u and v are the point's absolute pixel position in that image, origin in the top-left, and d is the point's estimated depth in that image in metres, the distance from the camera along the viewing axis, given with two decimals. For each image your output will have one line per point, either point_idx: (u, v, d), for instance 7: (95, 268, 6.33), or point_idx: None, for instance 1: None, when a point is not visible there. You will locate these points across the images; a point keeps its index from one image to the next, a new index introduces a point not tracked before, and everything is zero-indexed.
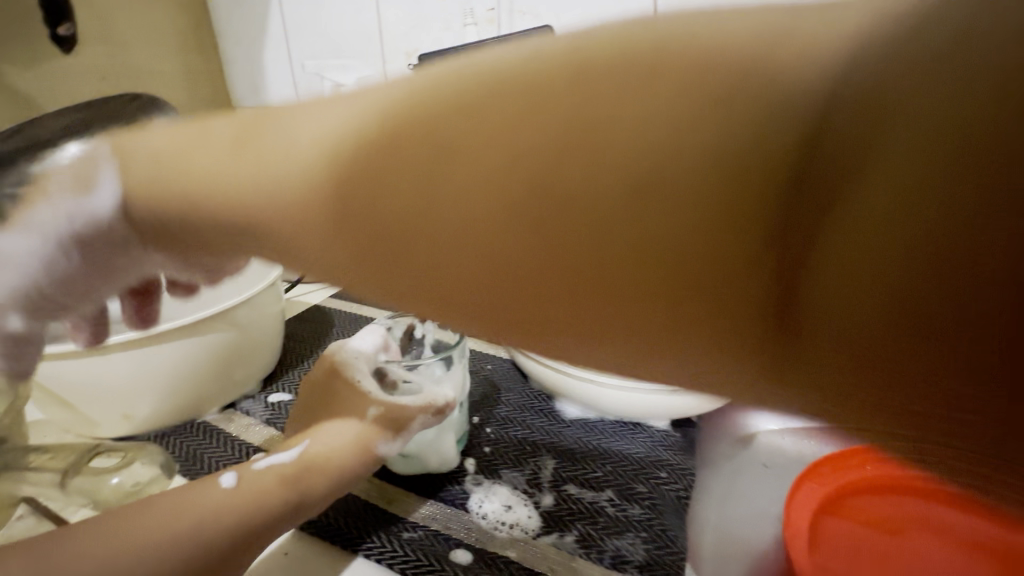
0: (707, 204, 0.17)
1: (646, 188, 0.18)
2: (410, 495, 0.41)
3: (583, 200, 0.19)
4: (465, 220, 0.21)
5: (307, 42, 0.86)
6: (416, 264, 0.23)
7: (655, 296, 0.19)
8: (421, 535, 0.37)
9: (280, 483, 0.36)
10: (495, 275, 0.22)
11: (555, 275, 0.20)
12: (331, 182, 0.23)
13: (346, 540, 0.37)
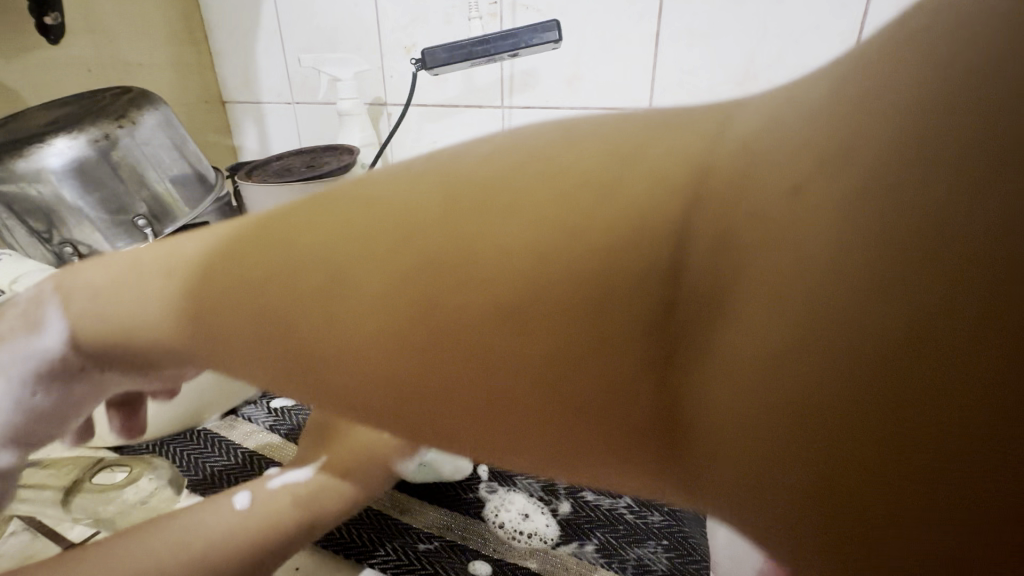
0: (585, 300, 0.18)
1: (563, 300, 0.18)
2: (423, 504, 0.41)
3: (495, 301, 0.19)
4: (367, 320, 0.21)
5: (301, 36, 0.84)
6: (326, 357, 0.22)
7: (586, 413, 0.18)
8: (437, 546, 0.37)
9: (293, 503, 0.35)
10: (410, 373, 0.21)
11: (458, 362, 0.20)
12: (242, 290, 0.23)
13: (362, 552, 0.37)
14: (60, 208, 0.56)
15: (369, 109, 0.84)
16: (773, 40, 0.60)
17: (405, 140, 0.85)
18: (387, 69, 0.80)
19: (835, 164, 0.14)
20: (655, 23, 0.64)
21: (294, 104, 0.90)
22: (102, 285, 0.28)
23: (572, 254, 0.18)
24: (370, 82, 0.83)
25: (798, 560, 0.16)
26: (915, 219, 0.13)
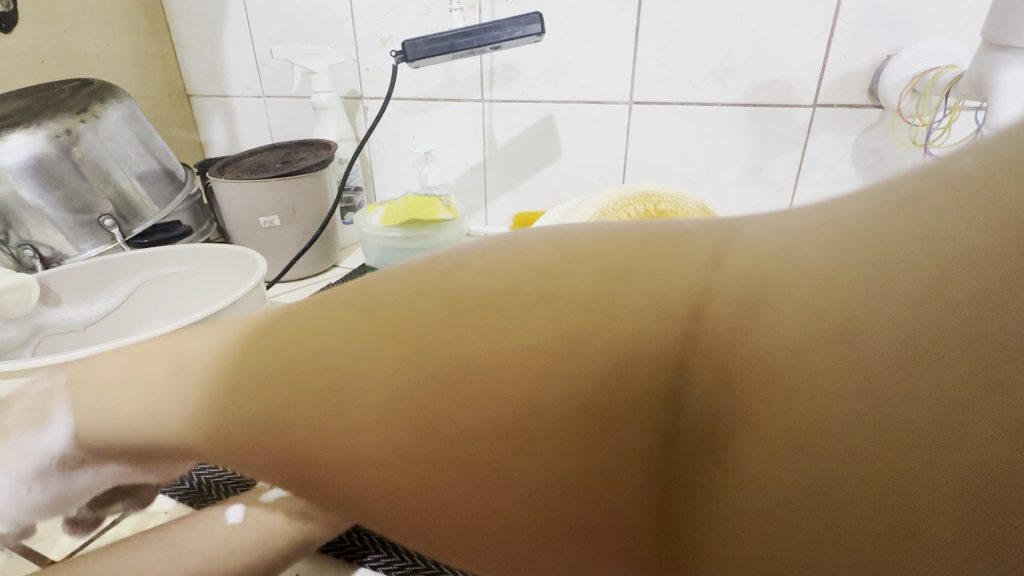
0: (597, 420, 0.19)
1: (562, 449, 0.19)
2: None
3: (514, 409, 0.19)
4: (389, 424, 0.21)
5: (272, 26, 0.81)
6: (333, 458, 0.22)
7: (597, 532, 0.20)
8: None
9: (286, 518, 0.36)
10: (419, 480, 0.21)
11: (473, 483, 0.20)
12: (251, 372, 0.23)
13: (358, 552, 0.36)
14: (18, 210, 0.54)
15: (345, 102, 0.82)
16: (749, 34, 0.61)
17: (384, 134, 0.83)
18: (363, 62, 0.78)
19: (818, 348, 0.16)
20: (634, 16, 0.65)
21: (265, 98, 0.87)
22: (113, 379, 0.27)
23: (595, 364, 0.19)
24: (346, 75, 0.80)
25: None
26: (881, 417, 0.15)
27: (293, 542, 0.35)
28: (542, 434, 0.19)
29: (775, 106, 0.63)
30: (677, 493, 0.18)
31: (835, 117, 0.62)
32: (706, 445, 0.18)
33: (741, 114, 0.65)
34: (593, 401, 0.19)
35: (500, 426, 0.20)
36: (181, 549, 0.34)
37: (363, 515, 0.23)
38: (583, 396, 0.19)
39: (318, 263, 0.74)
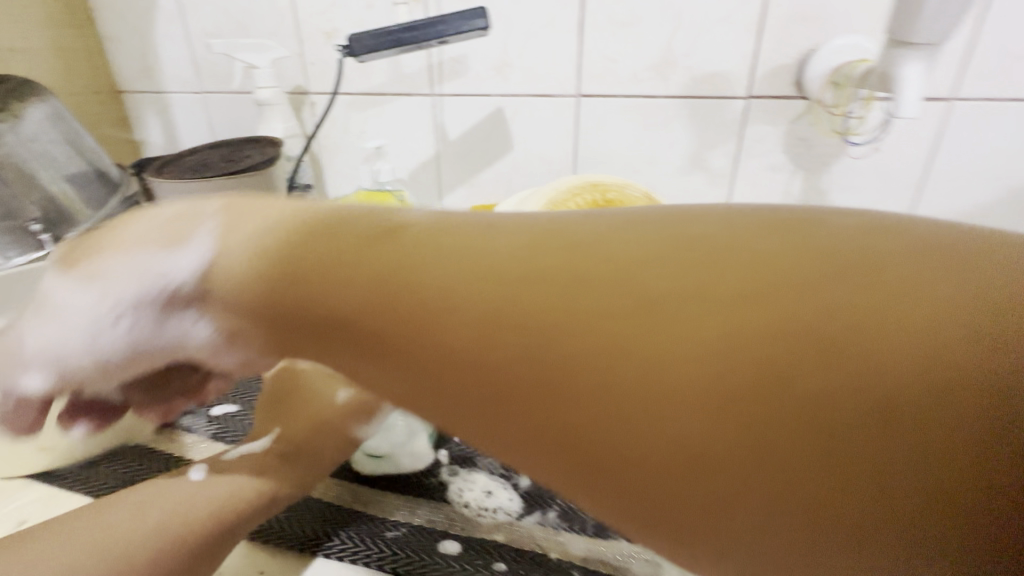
0: (805, 298, 0.22)
1: (678, 376, 0.22)
2: (382, 494, 0.42)
3: (740, 286, 0.23)
4: (609, 295, 0.24)
5: (208, 19, 0.78)
6: (528, 309, 0.25)
7: (756, 409, 0.21)
8: (405, 532, 0.38)
9: (249, 474, 0.38)
10: (609, 342, 0.23)
11: (660, 356, 0.23)
12: (483, 235, 0.28)
13: (315, 543, 0.38)
14: None
15: (290, 98, 0.80)
16: (687, 29, 0.64)
17: (333, 130, 0.81)
18: (308, 56, 0.77)
19: (967, 304, 0.21)
20: (578, 12, 0.66)
21: (203, 94, 0.84)
22: (253, 234, 0.32)
23: (813, 261, 0.23)
24: (290, 70, 0.78)
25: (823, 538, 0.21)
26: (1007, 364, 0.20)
27: (260, 503, 0.38)
28: (672, 354, 0.22)
29: (713, 98, 0.66)
30: (857, 361, 0.21)
31: (768, 109, 0.65)
32: (875, 334, 0.21)
33: (682, 106, 0.68)
34: (807, 287, 0.23)
35: (722, 297, 0.23)
36: (136, 509, 0.34)
37: (510, 376, 0.24)
38: (800, 282, 0.23)
39: None
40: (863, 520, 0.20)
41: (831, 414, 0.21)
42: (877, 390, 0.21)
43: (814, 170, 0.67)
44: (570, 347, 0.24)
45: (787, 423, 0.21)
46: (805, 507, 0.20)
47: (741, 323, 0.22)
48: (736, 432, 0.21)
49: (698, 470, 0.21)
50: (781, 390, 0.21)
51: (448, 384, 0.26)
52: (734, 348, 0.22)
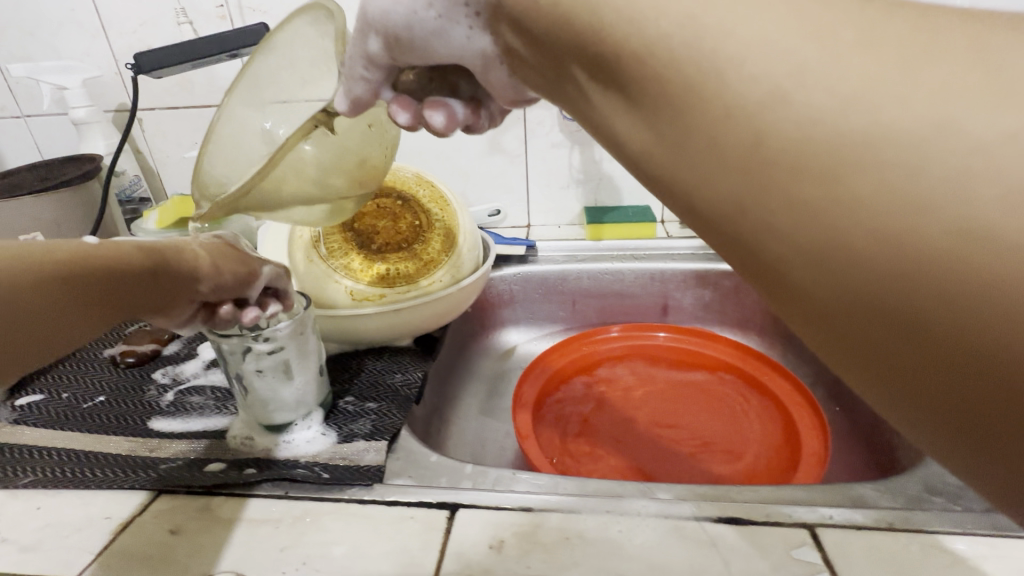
0: (857, 146, 0.15)
1: (860, 254, 0.15)
2: (173, 441, 0.44)
3: (846, 114, 0.15)
4: (752, 106, 0.15)
5: (12, 41, 0.78)
6: (744, 83, 0.15)
7: (905, 263, 0.14)
8: (180, 463, 0.41)
9: (139, 248, 0.33)
10: (793, 173, 0.15)
11: (814, 88, 0.15)
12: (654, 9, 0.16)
13: (115, 480, 0.39)
14: None
15: (114, 116, 0.82)
16: None
17: (164, 144, 0.84)
18: (124, 74, 0.79)
19: (926, 215, 0.14)
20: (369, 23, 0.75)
21: (23, 117, 0.83)
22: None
23: (818, 132, 0.15)
24: (107, 89, 0.80)
25: (909, 399, 0.17)
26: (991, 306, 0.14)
27: (148, 278, 0.34)
28: (898, 206, 0.14)
29: None
30: (887, 268, 0.15)
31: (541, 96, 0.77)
32: (892, 270, 0.15)
33: None
34: (860, 190, 0.15)
35: (797, 159, 0.15)
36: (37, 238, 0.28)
37: (790, 215, 0.16)
38: (836, 157, 0.15)
39: None
40: (846, 297, 0.16)
41: (849, 146, 0.15)
42: (813, 102, 0.15)
43: (587, 144, 0.80)
44: (753, 190, 0.16)
45: (810, 124, 0.15)
46: (769, 256, 0.17)
47: (781, 42, 0.15)
48: (708, 137, 0.16)
49: (859, 333, 0.16)
50: (791, 98, 0.15)
51: (717, 156, 0.16)
52: (793, 63, 0.15)
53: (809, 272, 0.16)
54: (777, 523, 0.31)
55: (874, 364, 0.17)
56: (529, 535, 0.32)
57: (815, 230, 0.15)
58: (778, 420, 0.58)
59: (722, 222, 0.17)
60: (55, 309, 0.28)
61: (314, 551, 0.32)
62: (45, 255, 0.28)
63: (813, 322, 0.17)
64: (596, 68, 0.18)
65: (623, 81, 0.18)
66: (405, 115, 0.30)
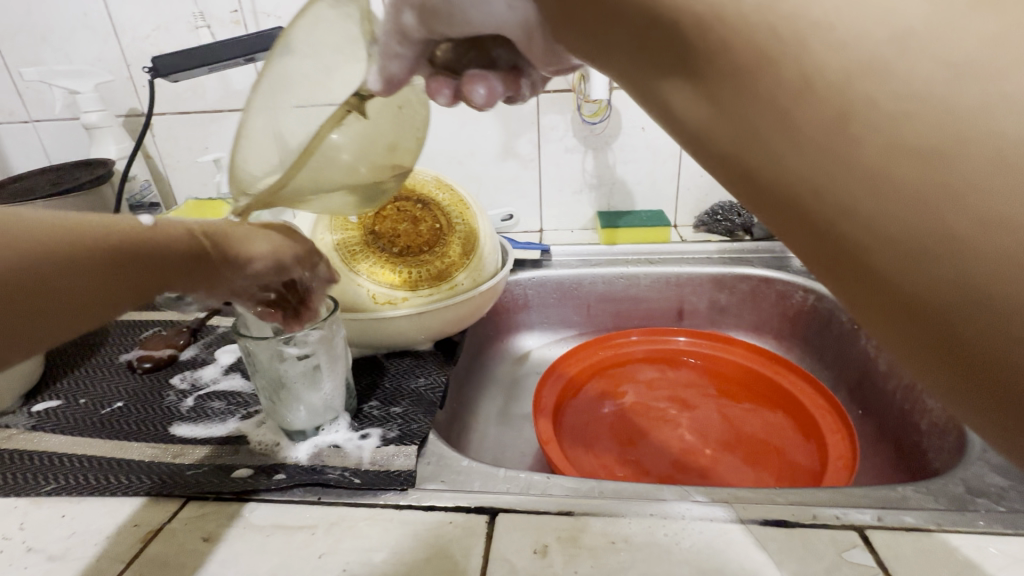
0: (962, 127, 0.13)
1: (956, 249, 0.13)
2: (197, 446, 0.43)
3: (951, 88, 0.13)
4: (841, 76, 0.14)
5: (24, 47, 0.78)
6: (836, 49, 0.14)
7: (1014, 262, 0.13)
8: (206, 468, 0.40)
9: (187, 230, 0.32)
10: (882, 153, 0.14)
11: (913, 58, 0.13)
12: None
13: (141, 487, 0.38)
14: None
15: (125, 121, 0.82)
16: None
17: (174, 148, 0.83)
18: (136, 78, 0.79)
19: None
20: None
21: (33, 123, 0.83)
22: None
23: (916, 108, 0.13)
24: (119, 93, 0.80)
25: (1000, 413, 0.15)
26: None
27: (190, 259, 0.32)
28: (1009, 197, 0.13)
29: None
30: (989, 267, 0.13)
31: (555, 101, 0.77)
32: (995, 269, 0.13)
33: None
34: (959, 179, 0.13)
35: (888, 138, 0.14)
36: (75, 216, 0.28)
37: (874, 202, 0.14)
38: (932, 140, 0.13)
39: None
40: (941, 298, 0.14)
41: (953, 123, 0.13)
42: (914, 73, 0.13)
43: (601, 149, 0.80)
44: (830, 174, 0.15)
45: (907, 98, 0.13)
46: (845, 247, 0.15)
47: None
48: (783, 112, 0.15)
49: (948, 337, 0.14)
50: (889, 66, 0.13)
51: (791, 134, 0.15)
52: (894, 27, 0.13)
53: (892, 267, 0.14)
54: (824, 524, 0.31)
55: (960, 373, 0.15)
56: (574, 540, 0.31)
57: (907, 219, 0.14)
58: (801, 424, 0.58)
59: (797, 207, 0.16)
60: (87, 299, 0.28)
61: (353, 558, 0.31)
62: (79, 243, 0.27)
63: (901, 323, 0.15)
64: (653, 35, 0.17)
65: (687, 49, 0.16)
66: (445, 95, 0.32)
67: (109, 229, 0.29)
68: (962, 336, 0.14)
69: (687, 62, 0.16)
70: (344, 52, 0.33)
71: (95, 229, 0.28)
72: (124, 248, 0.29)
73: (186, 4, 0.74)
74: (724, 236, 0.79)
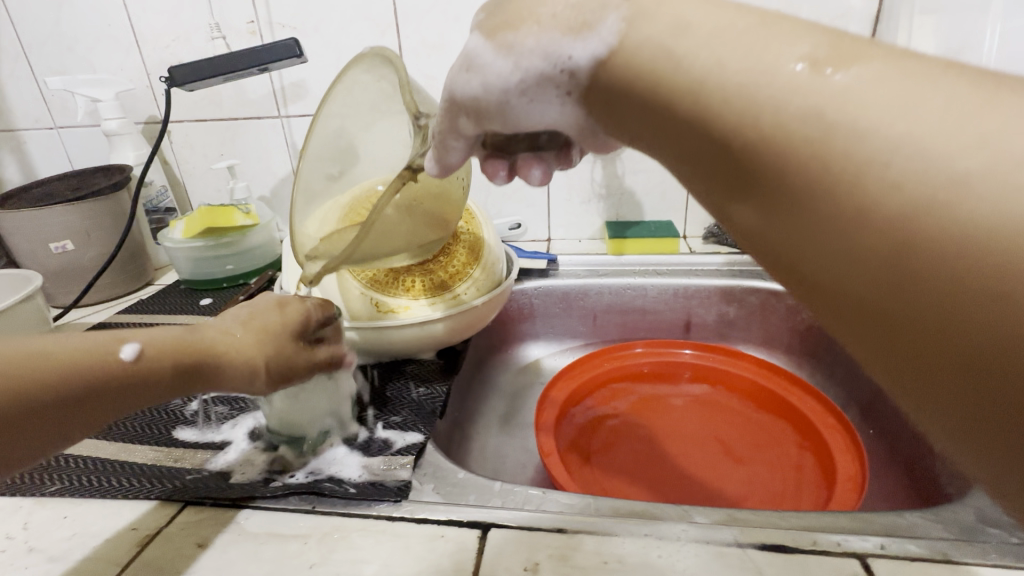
0: (998, 262, 0.16)
1: (987, 363, 0.16)
2: (197, 451, 0.43)
3: (987, 227, 0.16)
4: (884, 210, 0.17)
5: (51, 56, 0.81)
6: (881, 185, 0.17)
7: None
8: (205, 474, 0.40)
9: (172, 362, 0.33)
10: (922, 277, 0.17)
11: (950, 203, 0.16)
12: (756, 96, 0.19)
13: (140, 490, 0.38)
14: None
15: (145, 128, 0.84)
16: None
17: (191, 155, 0.85)
18: (155, 87, 0.81)
19: None
20: (397, 37, 0.74)
21: (57, 129, 0.85)
22: (548, 37, 0.24)
23: (953, 241, 0.16)
24: (139, 101, 0.82)
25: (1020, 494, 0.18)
26: None
27: (169, 389, 0.33)
28: None
29: None
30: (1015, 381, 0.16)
31: None
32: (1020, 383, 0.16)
33: None
34: (994, 304, 0.16)
35: (928, 263, 0.17)
36: (72, 350, 0.30)
37: (914, 315, 0.17)
38: (971, 271, 0.16)
39: (125, 283, 0.75)
40: (971, 397, 0.17)
41: (1005, 261, 0.16)
42: (954, 212, 0.16)
43: (610, 160, 0.79)
44: (872, 288, 0.18)
45: (946, 235, 0.16)
46: (890, 347, 0.18)
47: (932, 142, 0.16)
48: (832, 233, 0.18)
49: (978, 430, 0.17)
50: (932, 206, 0.16)
51: (840, 253, 0.18)
52: (933, 171, 0.16)
53: (927, 368, 0.18)
54: (825, 551, 0.30)
55: (988, 460, 0.18)
56: (566, 558, 0.31)
57: (942, 331, 0.17)
58: (812, 444, 0.56)
59: (842, 310, 0.19)
60: (61, 434, 0.29)
61: (344, 570, 0.31)
62: (62, 385, 0.28)
63: (935, 412, 0.18)
64: (726, 164, 0.20)
65: (742, 167, 0.20)
66: (502, 175, 0.33)
67: (92, 366, 0.30)
68: (989, 432, 0.17)
69: (746, 177, 0.20)
70: (380, 108, 0.40)
71: (82, 364, 0.29)
72: (103, 385, 0.30)
73: (205, 15, 0.76)
74: (733, 249, 0.78)
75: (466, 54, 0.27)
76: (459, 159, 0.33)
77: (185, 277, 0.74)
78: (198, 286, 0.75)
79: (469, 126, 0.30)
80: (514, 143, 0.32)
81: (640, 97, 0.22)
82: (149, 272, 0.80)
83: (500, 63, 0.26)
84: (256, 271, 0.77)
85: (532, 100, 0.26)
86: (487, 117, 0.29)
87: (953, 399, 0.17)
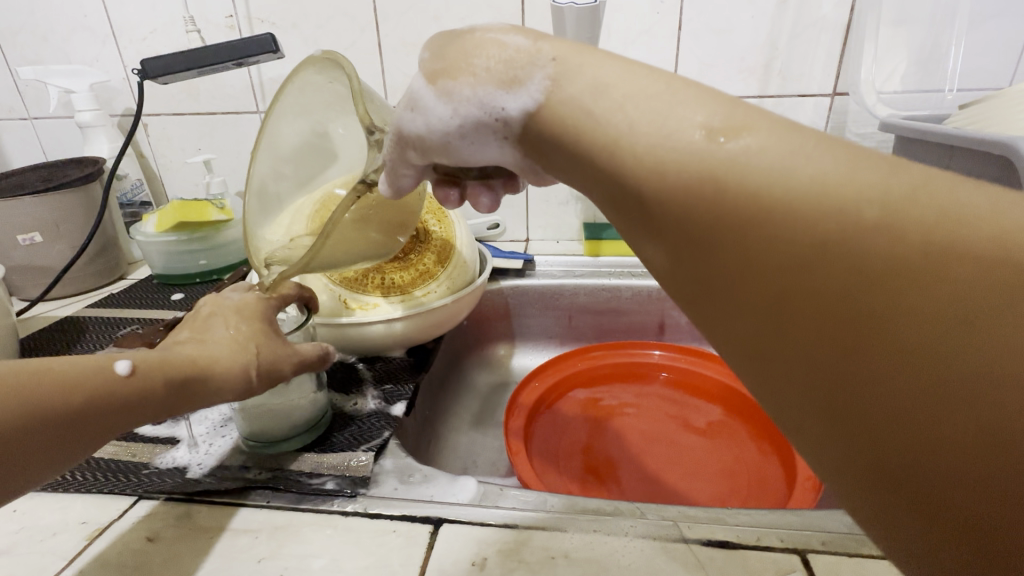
0: (863, 316, 0.17)
1: (859, 411, 0.18)
2: (156, 446, 0.43)
3: (858, 283, 0.17)
4: (767, 262, 0.18)
5: (25, 46, 0.79)
6: (766, 238, 0.18)
7: (899, 426, 0.17)
8: (162, 468, 0.40)
9: (166, 378, 0.31)
10: (803, 325, 0.18)
11: (826, 258, 0.17)
12: (665, 156, 0.20)
13: (94, 484, 0.38)
14: None
15: (120, 121, 0.83)
16: None
17: (168, 149, 0.84)
18: (131, 80, 0.80)
19: (916, 391, 0.17)
20: (376, 34, 0.74)
21: (30, 119, 0.84)
22: (486, 83, 0.25)
23: (829, 294, 0.17)
24: (115, 94, 0.81)
25: (894, 536, 0.19)
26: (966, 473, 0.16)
27: (162, 408, 0.31)
28: (897, 380, 0.17)
29: None
30: (880, 428, 0.17)
31: None
32: (886, 429, 0.17)
33: None
34: (862, 354, 0.17)
35: (807, 313, 0.18)
36: (60, 369, 0.28)
37: (796, 360, 0.18)
38: (843, 323, 0.17)
39: (97, 277, 0.75)
40: (846, 441, 0.18)
41: (864, 315, 0.17)
42: (829, 267, 0.17)
43: None
44: (761, 332, 0.19)
45: (823, 290, 0.17)
46: (779, 390, 0.19)
47: (810, 204, 0.18)
48: (724, 280, 0.19)
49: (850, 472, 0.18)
50: (808, 261, 0.17)
51: (733, 298, 0.19)
52: (808, 229, 0.17)
53: (810, 413, 0.19)
54: (767, 547, 0.31)
55: (862, 501, 0.19)
56: (513, 552, 0.31)
57: (821, 378, 0.18)
58: (774, 444, 0.57)
59: (738, 350, 0.20)
60: (35, 466, 0.27)
61: (292, 563, 0.31)
62: (51, 401, 0.27)
63: (817, 454, 0.19)
64: (632, 205, 0.21)
65: (652, 212, 0.20)
66: (453, 200, 0.34)
67: (79, 383, 0.28)
68: (862, 476, 0.18)
69: (652, 217, 0.20)
70: (336, 107, 0.40)
71: (73, 379, 0.28)
72: (91, 407, 0.28)
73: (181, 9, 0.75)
74: None
75: (409, 94, 0.27)
76: (408, 183, 0.33)
77: (158, 272, 0.74)
78: (171, 280, 0.74)
79: (414, 158, 0.30)
80: (464, 172, 0.32)
81: (562, 130, 0.23)
82: (122, 266, 0.79)
83: (442, 106, 0.26)
84: (231, 267, 0.77)
85: (474, 139, 0.27)
86: (431, 154, 0.29)
87: (822, 436, 0.19)
